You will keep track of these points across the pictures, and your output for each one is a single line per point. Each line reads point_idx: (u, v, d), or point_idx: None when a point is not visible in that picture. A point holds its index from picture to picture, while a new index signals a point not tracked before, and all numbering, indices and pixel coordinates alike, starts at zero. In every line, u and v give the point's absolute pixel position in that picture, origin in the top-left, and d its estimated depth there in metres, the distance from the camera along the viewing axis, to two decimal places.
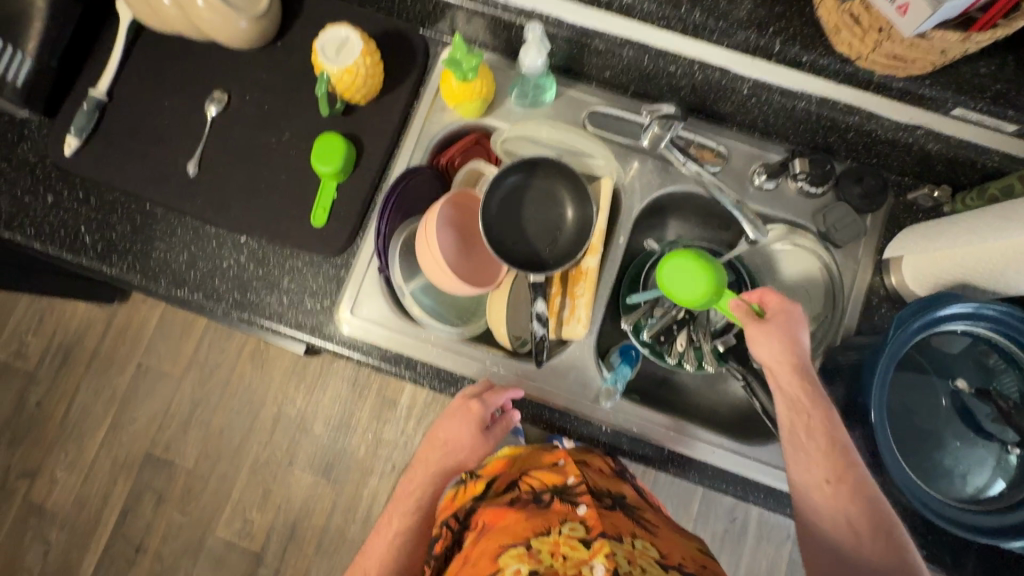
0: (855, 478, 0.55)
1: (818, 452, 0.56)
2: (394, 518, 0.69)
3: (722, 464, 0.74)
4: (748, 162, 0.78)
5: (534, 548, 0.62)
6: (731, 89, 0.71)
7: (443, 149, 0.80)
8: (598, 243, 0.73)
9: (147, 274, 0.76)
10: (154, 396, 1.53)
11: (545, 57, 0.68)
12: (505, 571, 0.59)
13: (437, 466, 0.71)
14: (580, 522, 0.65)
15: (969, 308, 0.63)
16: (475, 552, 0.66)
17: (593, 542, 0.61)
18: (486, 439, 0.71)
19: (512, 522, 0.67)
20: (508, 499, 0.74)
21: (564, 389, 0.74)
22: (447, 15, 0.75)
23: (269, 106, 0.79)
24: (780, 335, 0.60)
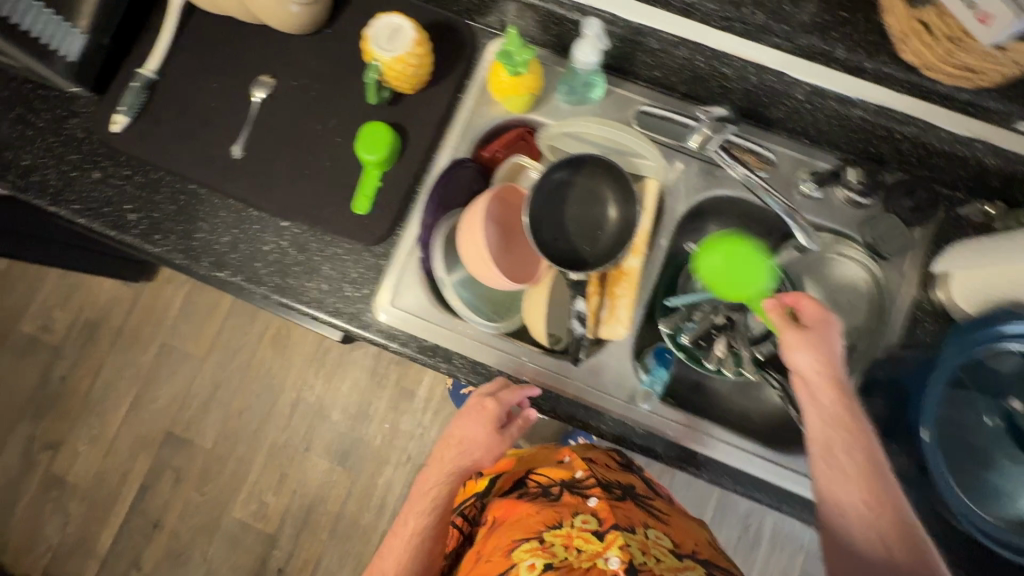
0: (884, 496, 0.57)
1: (850, 470, 0.58)
2: (412, 521, 0.70)
3: (758, 473, 0.72)
4: (795, 169, 0.77)
5: (548, 541, 0.68)
6: (786, 94, 0.69)
7: (487, 143, 0.80)
8: (642, 243, 0.73)
9: (189, 254, 0.77)
10: (177, 375, 1.55)
11: (599, 54, 0.67)
12: (521, 565, 0.66)
13: (451, 469, 0.71)
14: (592, 514, 0.72)
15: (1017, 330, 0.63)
16: (490, 546, 0.72)
17: (606, 534, 0.68)
18: (506, 435, 0.71)
19: (523, 517, 0.74)
20: (519, 499, 0.79)
21: (601, 388, 0.74)
22: (499, 8, 0.75)
23: (315, 91, 0.79)
24: (814, 346, 0.61)
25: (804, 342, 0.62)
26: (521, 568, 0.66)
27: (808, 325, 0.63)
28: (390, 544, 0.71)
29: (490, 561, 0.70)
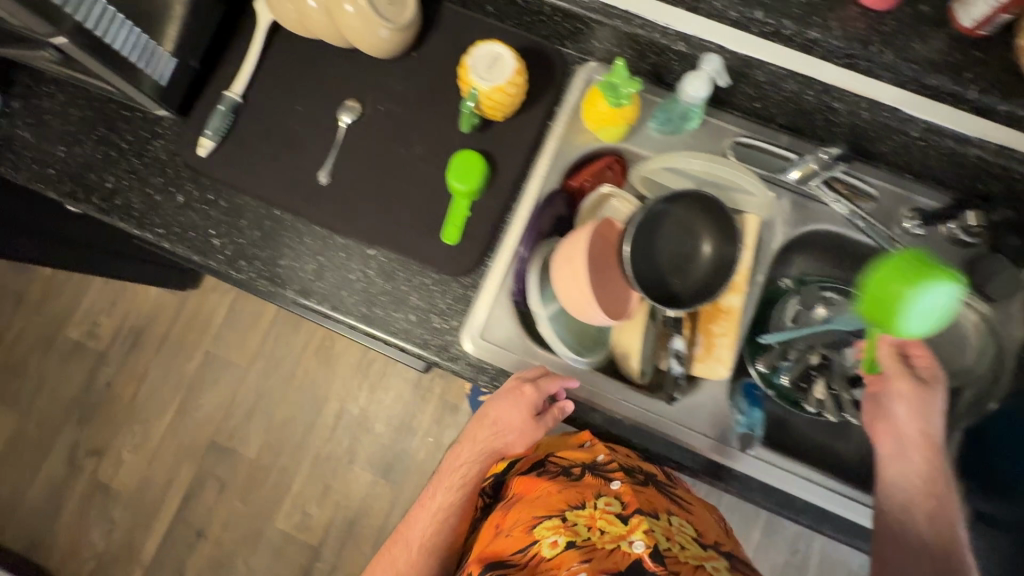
0: (932, 507, 0.59)
1: (910, 485, 0.60)
2: (439, 494, 0.73)
3: (863, 522, 0.69)
4: (896, 205, 0.74)
5: (569, 521, 0.60)
6: (898, 131, 0.67)
7: (575, 172, 0.78)
8: (743, 281, 0.71)
9: (274, 281, 0.76)
10: (221, 384, 1.55)
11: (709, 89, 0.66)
12: (543, 545, 0.59)
13: (484, 450, 0.72)
14: (616, 497, 0.63)
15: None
16: (507, 522, 0.64)
17: (630, 518, 0.60)
18: (539, 426, 0.69)
19: (542, 493, 0.65)
20: (531, 472, 0.69)
21: (699, 430, 0.70)
22: (595, 35, 0.73)
23: (402, 117, 0.78)
24: (920, 399, 0.62)
25: (900, 396, 0.63)
26: (542, 547, 0.59)
27: (920, 380, 0.63)
28: (416, 513, 0.73)
29: (508, 539, 0.62)
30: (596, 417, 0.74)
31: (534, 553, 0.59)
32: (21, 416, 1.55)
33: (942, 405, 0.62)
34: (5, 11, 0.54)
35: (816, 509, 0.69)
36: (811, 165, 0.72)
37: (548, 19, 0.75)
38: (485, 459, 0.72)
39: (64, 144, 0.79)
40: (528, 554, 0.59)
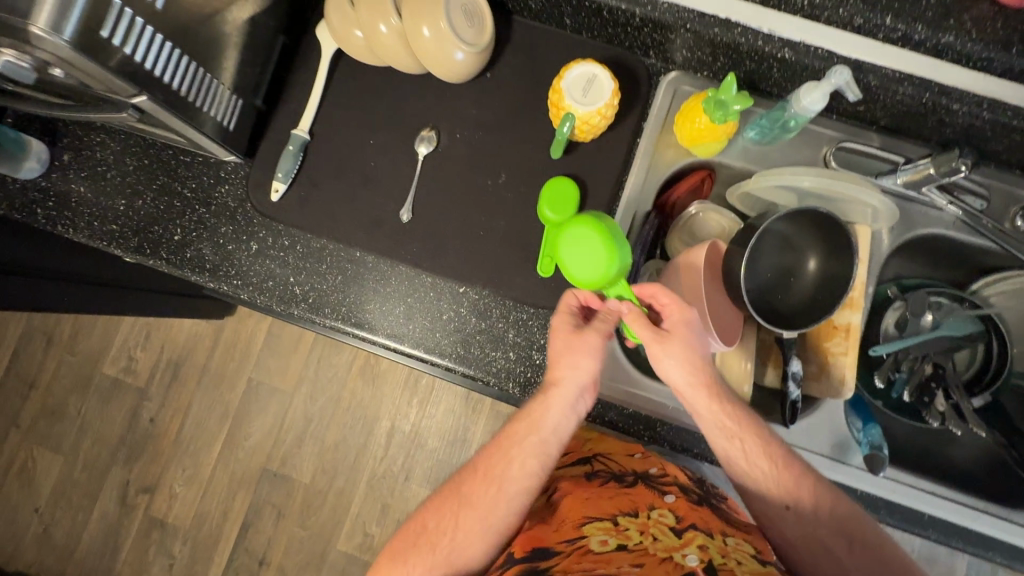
0: (839, 524, 0.61)
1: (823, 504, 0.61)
2: (491, 465, 0.65)
3: (993, 533, 0.67)
4: (1006, 204, 0.71)
5: (622, 525, 0.62)
6: (1018, 130, 0.64)
7: (666, 190, 0.75)
8: (857, 297, 0.68)
9: (364, 327, 0.72)
10: (268, 411, 1.53)
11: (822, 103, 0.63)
12: (591, 539, 0.60)
13: (530, 417, 0.64)
14: (670, 509, 0.65)
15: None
16: (558, 517, 0.65)
17: (684, 532, 0.61)
18: (592, 346, 0.63)
19: (593, 497, 0.67)
20: (584, 476, 0.72)
21: (822, 453, 0.69)
22: (688, 45, 0.69)
23: (481, 144, 0.74)
24: (687, 346, 0.61)
25: (683, 340, 0.61)
26: (592, 542, 0.59)
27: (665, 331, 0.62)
28: (458, 482, 0.66)
29: (558, 532, 0.62)
30: (711, 447, 0.71)
31: (581, 542, 0.59)
32: (67, 458, 1.52)
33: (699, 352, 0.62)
34: (83, 72, 0.50)
35: (943, 520, 0.68)
36: (927, 169, 0.66)
37: (632, 31, 0.70)
38: (541, 426, 0.64)
39: (125, 196, 0.74)
40: (572, 545, 0.59)
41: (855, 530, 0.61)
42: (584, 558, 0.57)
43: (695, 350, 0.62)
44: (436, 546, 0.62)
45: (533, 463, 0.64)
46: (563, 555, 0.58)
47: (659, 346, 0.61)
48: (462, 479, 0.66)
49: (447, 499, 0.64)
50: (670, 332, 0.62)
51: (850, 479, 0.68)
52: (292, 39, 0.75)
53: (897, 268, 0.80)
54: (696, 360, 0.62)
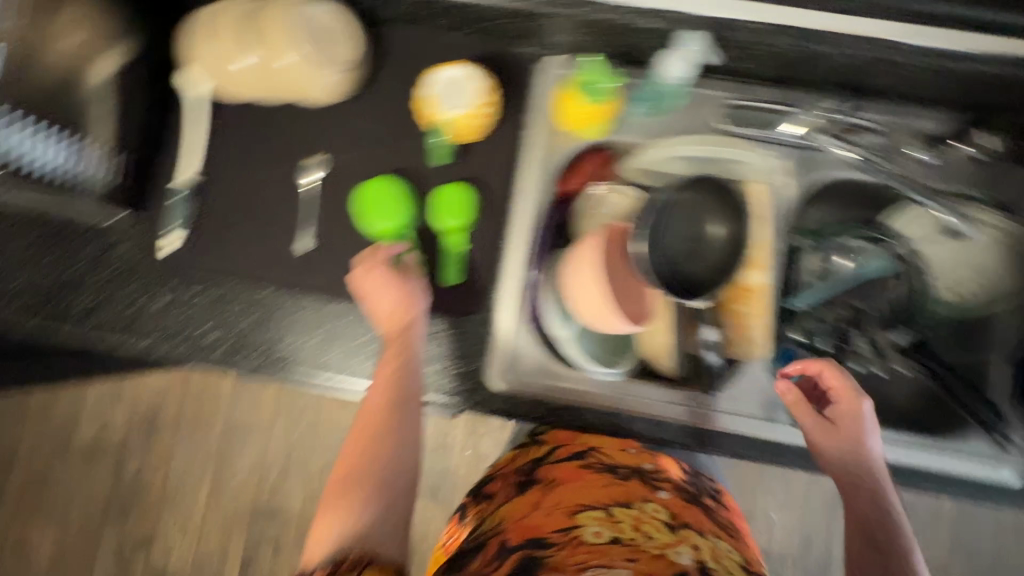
0: (859, 484, 0.62)
1: (852, 463, 0.63)
2: (368, 408, 0.62)
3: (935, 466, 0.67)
4: (906, 137, 0.70)
5: (616, 517, 0.55)
6: (901, 63, 0.63)
7: (565, 176, 0.73)
8: (761, 257, 0.69)
9: (280, 364, 0.70)
10: (249, 448, 1.53)
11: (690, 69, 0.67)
12: (585, 530, 0.53)
13: (392, 343, 0.64)
14: (663, 505, 0.59)
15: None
16: (548, 503, 0.59)
17: (680, 529, 0.56)
18: (418, 293, 0.67)
19: (584, 485, 0.61)
20: (576, 467, 0.65)
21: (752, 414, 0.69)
22: (559, 28, 0.68)
23: (371, 159, 0.72)
24: (854, 442, 0.64)
25: (859, 415, 0.64)
26: (585, 533, 0.52)
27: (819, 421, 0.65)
28: (359, 426, 0.62)
29: (548, 520, 0.56)
30: (642, 425, 0.69)
31: (572, 532, 0.53)
32: (60, 525, 1.53)
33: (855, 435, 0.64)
34: None
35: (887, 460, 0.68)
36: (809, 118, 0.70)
37: (500, 22, 0.69)
38: (405, 347, 0.64)
39: None
40: (566, 534, 0.53)
41: (878, 501, 0.61)
42: (579, 549, 0.50)
43: (861, 441, 0.64)
44: (371, 468, 0.59)
45: (409, 391, 0.63)
46: (559, 546, 0.51)
47: (814, 427, 0.65)
48: (359, 420, 0.62)
49: (353, 440, 0.62)
50: (841, 419, 0.65)
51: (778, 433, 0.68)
52: (166, 85, 0.73)
53: None
54: (861, 446, 0.64)
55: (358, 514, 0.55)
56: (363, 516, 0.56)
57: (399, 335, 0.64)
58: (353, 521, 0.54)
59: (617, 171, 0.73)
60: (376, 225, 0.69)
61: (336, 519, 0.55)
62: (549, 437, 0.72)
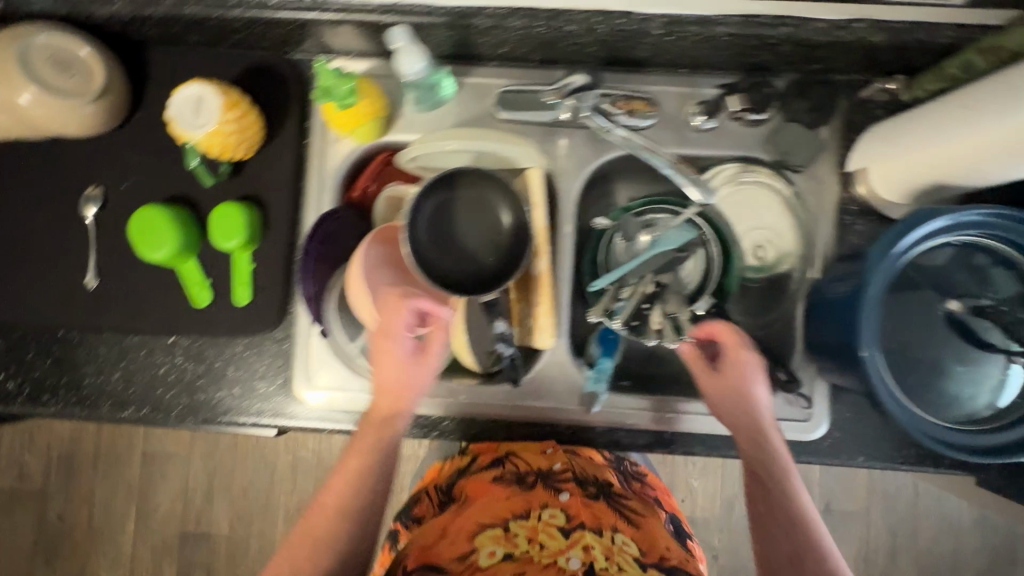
0: (773, 474, 0.61)
1: (763, 459, 0.62)
2: (334, 489, 0.62)
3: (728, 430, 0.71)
4: (681, 104, 0.70)
5: (511, 531, 0.59)
6: (641, 33, 0.62)
7: (355, 178, 0.73)
8: (545, 243, 0.67)
9: (84, 405, 0.71)
10: (169, 477, 1.52)
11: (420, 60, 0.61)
12: (479, 554, 0.56)
13: (373, 417, 0.64)
14: (561, 509, 0.62)
15: (949, 215, 0.53)
16: (452, 525, 0.61)
17: (572, 533, 0.59)
18: (424, 376, 0.65)
19: (491, 500, 0.64)
20: (489, 480, 0.68)
21: (553, 401, 0.72)
22: (311, 32, 0.66)
23: (148, 188, 0.70)
24: (744, 389, 0.65)
25: (746, 366, 0.65)
26: (480, 556, 0.56)
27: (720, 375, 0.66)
28: (307, 522, 0.60)
29: (450, 545, 0.58)
30: (451, 424, 0.73)
31: (468, 558, 0.56)
32: None
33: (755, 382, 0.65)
34: None
35: (680, 426, 0.71)
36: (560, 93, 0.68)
37: (253, 32, 0.67)
38: (382, 429, 0.64)
39: None
40: (465, 561, 0.56)
41: (795, 494, 0.60)
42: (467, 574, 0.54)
43: (749, 382, 0.65)
44: (313, 558, 0.58)
45: (380, 466, 0.63)
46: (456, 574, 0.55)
47: (707, 384, 0.66)
48: (311, 517, 0.60)
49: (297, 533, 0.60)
50: (725, 369, 0.66)
51: (577, 417, 0.72)
52: None
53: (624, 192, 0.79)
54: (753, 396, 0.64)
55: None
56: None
57: (389, 419, 0.64)
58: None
59: (415, 174, 0.72)
60: (162, 252, 0.66)
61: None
62: (474, 450, 0.74)
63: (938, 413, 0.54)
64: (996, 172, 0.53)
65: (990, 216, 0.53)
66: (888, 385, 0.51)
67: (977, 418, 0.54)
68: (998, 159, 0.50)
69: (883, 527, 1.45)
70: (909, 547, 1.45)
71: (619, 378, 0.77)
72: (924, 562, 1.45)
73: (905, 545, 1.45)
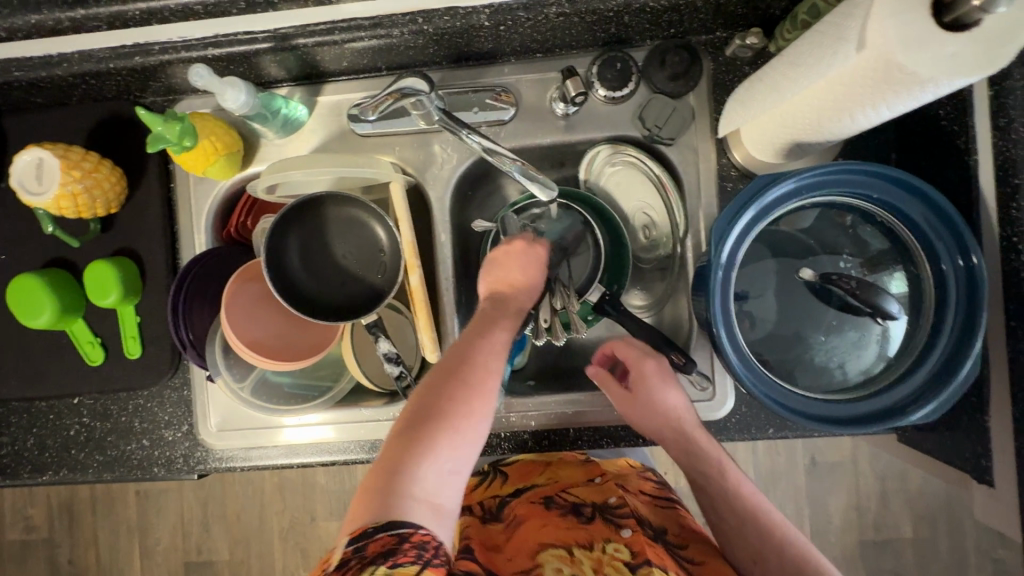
0: (737, 489, 0.60)
1: (725, 476, 0.61)
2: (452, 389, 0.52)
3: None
4: (542, 92, 0.67)
5: (577, 557, 0.58)
6: (472, 27, 0.59)
7: (229, 217, 0.72)
8: (414, 258, 0.65)
9: (5, 474, 0.72)
10: (166, 512, 1.57)
11: (238, 92, 0.57)
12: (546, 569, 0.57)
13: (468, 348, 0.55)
14: (625, 544, 0.57)
15: (757, 202, 0.50)
16: (511, 546, 0.61)
17: (639, 568, 0.54)
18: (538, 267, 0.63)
19: (548, 527, 0.62)
20: (542, 502, 0.66)
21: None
22: (146, 76, 0.64)
23: (27, 256, 0.70)
24: (654, 400, 0.62)
25: (658, 386, 0.63)
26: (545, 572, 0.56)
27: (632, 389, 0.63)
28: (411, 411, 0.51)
29: (510, 562, 0.59)
30: (358, 449, 0.71)
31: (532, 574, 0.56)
32: None
33: (668, 395, 0.63)
34: None
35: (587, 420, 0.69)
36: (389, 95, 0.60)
37: (92, 85, 0.65)
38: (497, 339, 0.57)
39: None
40: None
41: (774, 517, 0.58)
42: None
43: (665, 400, 0.62)
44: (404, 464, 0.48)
45: (489, 389, 0.53)
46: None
47: (621, 407, 0.63)
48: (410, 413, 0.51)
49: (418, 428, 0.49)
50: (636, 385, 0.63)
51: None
52: None
53: (510, 187, 0.76)
54: (668, 405, 0.62)
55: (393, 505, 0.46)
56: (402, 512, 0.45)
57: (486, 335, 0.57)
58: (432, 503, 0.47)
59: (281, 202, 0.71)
60: (44, 318, 0.66)
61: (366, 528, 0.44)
62: (510, 471, 0.70)
63: (805, 385, 0.52)
64: (837, 127, 0.49)
65: (836, 172, 0.50)
66: (750, 364, 0.50)
67: (853, 383, 0.52)
68: (832, 115, 0.47)
69: (870, 477, 1.29)
70: (899, 490, 1.29)
71: (528, 378, 0.76)
72: (920, 508, 1.29)
73: (896, 489, 1.29)
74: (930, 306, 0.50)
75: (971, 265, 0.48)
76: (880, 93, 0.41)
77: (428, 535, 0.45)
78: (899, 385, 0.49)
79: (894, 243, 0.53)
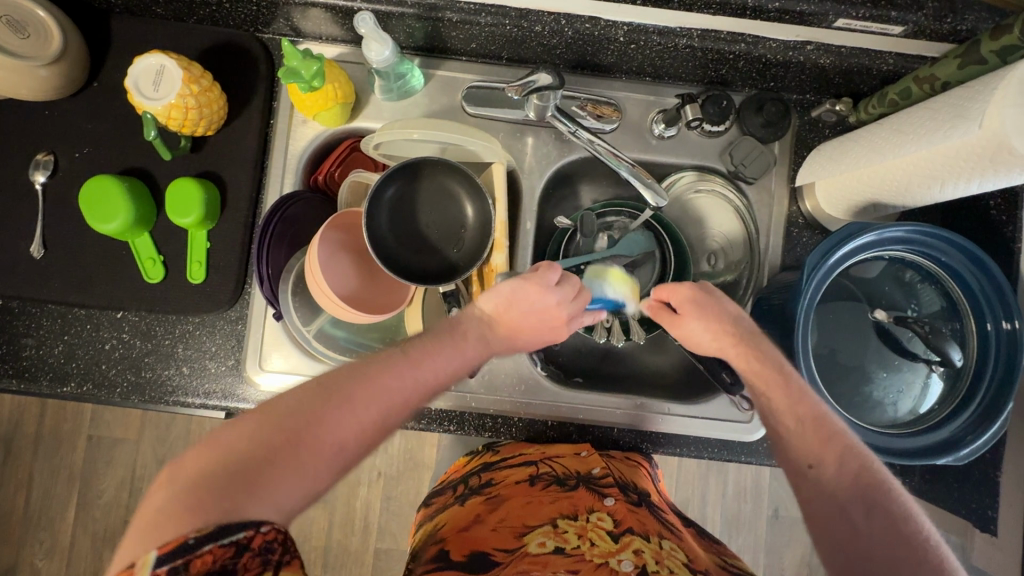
0: (826, 439, 0.53)
1: (811, 428, 0.53)
2: (423, 371, 0.54)
3: (676, 430, 0.74)
4: (644, 112, 0.73)
5: (561, 529, 0.59)
6: (607, 39, 0.64)
7: (319, 165, 0.73)
8: (503, 237, 0.68)
9: (22, 377, 0.68)
10: (116, 464, 1.40)
11: (386, 46, 0.61)
12: (530, 544, 0.57)
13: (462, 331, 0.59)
14: (609, 513, 0.62)
15: (874, 231, 0.56)
16: (495, 516, 0.62)
17: (621, 537, 0.58)
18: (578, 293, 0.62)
19: (533, 502, 0.64)
20: (526, 477, 0.67)
21: (504, 390, 0.73)
22: (279, 13, 0.65)
23: (107, 160, 0.69)
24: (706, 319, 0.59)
25: (715, 304, 0.59)
26: (530, 546, 0.57)
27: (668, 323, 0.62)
28: (365, 369, 0.52)
29: (494, 533, 0.59)
30: None
31: (518, 549, 0.56)
32: None
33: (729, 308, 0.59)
34: None
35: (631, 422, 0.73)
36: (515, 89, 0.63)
37: (222, 9, 0.66)
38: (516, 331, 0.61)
39: None
40: (511, 552, 0.56)
41: (864, 470, 0.51)
42: (522, 562, 0.54)
43: (726, 317, 0.59)
44: (338, 439, 0.48)
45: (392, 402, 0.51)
46: (503, 563, 0.55)
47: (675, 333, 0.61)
48: (358, 365, 0.52)
49: (356, 387, 0.50)
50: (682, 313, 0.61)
51: (527, 407, 0.73)
52: None
53: (588, 194, 0.81)
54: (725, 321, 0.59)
55: (278, 479, 0.43)
56: (304, 485, 0.45)
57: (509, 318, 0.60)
58: (299, 490, 0.44)
59: (382, 162, 0.73)
60: (115, 225, 0.64)
61: (207, 510, 0.39)
62: (502, 448, 0.74)
63: (863, 419, 0.59)
64: (921, 195, 0.56)
65: (917, 233, 0.56)
66: (819, 393, 0.55)
67: (900, 421, 0.59)
68: (924, 181, 0.53)
69: None
70: None
71: (571, 375, 0.79)
72: None
73: None
74: (971, 364, 0.58)
75: (1012, 330, 0.55)
76: (981, 165, 0.49)
77: (271, 534, 0.41)
78: (946, 426, 0.56)
79: (947, 303, 0.60)
